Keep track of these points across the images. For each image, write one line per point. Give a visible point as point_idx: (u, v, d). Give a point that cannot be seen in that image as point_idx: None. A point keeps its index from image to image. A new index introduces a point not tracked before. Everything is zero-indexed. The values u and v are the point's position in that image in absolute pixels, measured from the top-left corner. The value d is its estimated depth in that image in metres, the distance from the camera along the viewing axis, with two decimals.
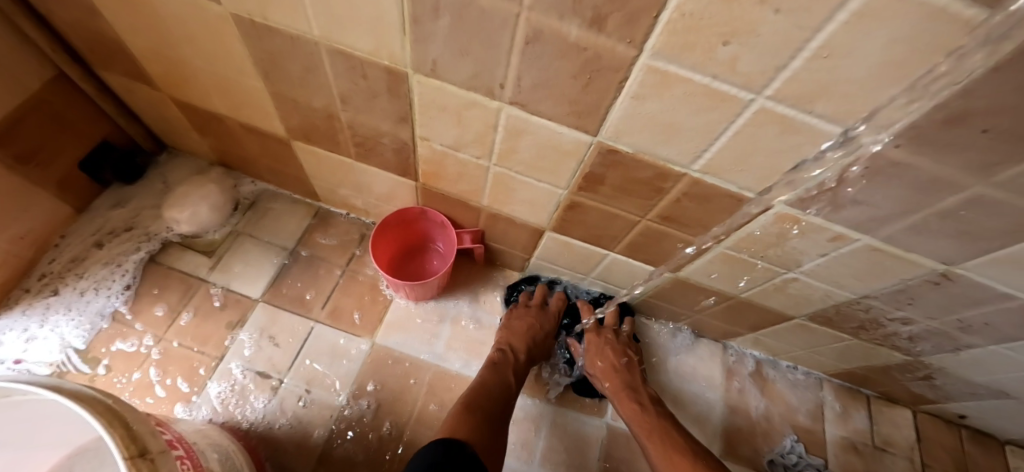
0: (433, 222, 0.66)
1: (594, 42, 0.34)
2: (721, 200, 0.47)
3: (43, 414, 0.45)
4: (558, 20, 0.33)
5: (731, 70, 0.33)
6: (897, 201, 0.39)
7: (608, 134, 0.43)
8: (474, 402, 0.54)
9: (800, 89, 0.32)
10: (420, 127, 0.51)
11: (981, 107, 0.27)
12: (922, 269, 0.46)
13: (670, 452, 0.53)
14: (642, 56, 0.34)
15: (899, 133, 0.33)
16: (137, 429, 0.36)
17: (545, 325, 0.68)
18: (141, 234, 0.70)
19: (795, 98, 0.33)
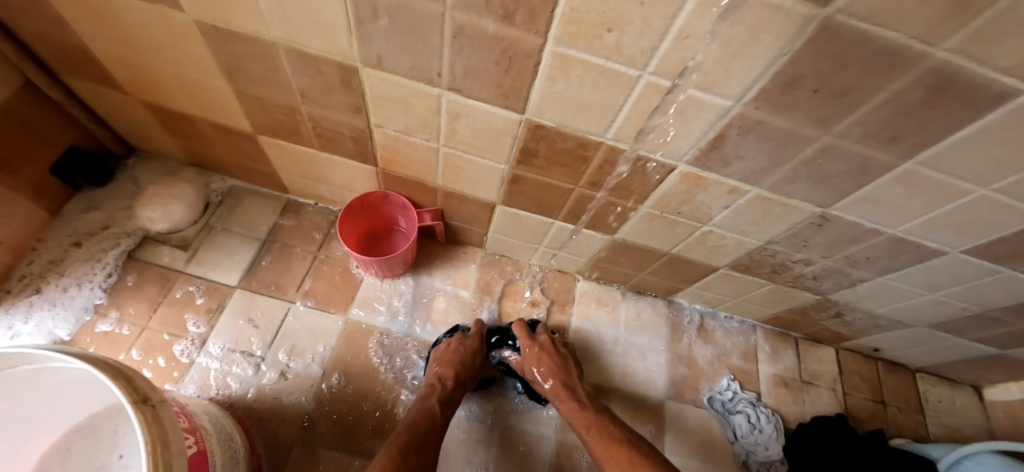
0: (396, 205, 0.73)
1: (508, 34, 0.41)
2: (636, 164, 0.55)
3: (44, 388, 0.50)
4: (475, 17, 0.40)
5: (618, 52, 0.41)
6: (769, 153, 0.48)
7: (533, 111, 0.50)
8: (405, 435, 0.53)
9: (672, 64, 0.41)
10: (373, 115, 0.57)
11: (808, 69, 0.38)
12: (804, 213, 0.56)
13: (608, 442, 0.56)
14: (548, 44, 0.41)
15: (754, 91, 0.42)
16: (138, 381, 0.43)
17: (471, 352, 0.68)
18: (119, 232, 0.74)
19: (671, 72, 0.42)
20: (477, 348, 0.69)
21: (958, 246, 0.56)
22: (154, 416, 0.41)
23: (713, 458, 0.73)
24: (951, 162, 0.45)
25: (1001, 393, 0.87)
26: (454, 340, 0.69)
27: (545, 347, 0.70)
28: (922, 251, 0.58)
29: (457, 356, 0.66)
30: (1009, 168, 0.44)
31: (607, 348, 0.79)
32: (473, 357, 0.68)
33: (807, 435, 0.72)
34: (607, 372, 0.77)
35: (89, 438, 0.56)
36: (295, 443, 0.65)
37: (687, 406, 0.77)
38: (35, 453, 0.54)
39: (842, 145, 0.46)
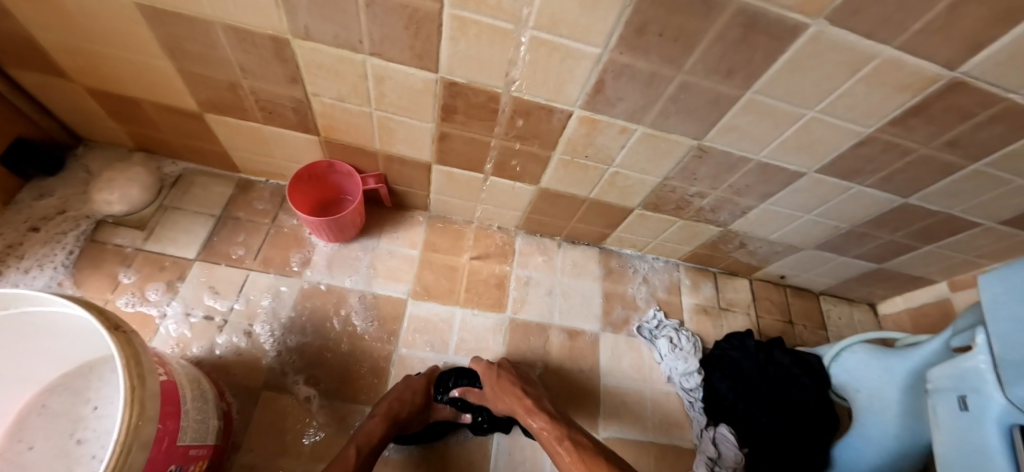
0: (342, 173, 0.80)
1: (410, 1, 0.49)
2: (540, 113, 0.64)
3: (20, 343, 0.56)
4: None
5: (502, 12, 0.49)
6: (641, 92, 0.59)
7: (445, 70, 0.59)
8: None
9: (547, 20, 0.50)
10: (309, 85, 0.65)
11: (649, 18, 0.48)
12: (684, 147, 0.66)
13: (577, 452, 0.58)
14: (445, 8, 0.50)
15: (613, 38, 0.51)
16: (109, 314, 0.50)
17: (415, 394, 0.69)
18: (76, 216, 0.79)
19: (547, 26, 0.51)
20: (424, 391, 0.70)
21: (811, 167, 0.68)
22: (125, 339, 0.49)
23: (642, 376, 0.84)
24: (777, 89, 0.56)
25: (889, 306, 1.00)
26: (409, 379, 0.71)
27: (509, 370, 0.72)
28: (786, 175, 0.70)
29: (408, 396, 0.68)
30: (822, 91, 0.55)
31: (547, 291, 0.87)
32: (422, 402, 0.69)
33: (722, 354, 0.83)
34: (548, 311, 0.86)
35: (64, 393, 0.61)
36: (263, 389, 0.72)
37: (620, 337, 0.87)
38: (13, 409, 0.59)
39: (694, 81, 0.56)
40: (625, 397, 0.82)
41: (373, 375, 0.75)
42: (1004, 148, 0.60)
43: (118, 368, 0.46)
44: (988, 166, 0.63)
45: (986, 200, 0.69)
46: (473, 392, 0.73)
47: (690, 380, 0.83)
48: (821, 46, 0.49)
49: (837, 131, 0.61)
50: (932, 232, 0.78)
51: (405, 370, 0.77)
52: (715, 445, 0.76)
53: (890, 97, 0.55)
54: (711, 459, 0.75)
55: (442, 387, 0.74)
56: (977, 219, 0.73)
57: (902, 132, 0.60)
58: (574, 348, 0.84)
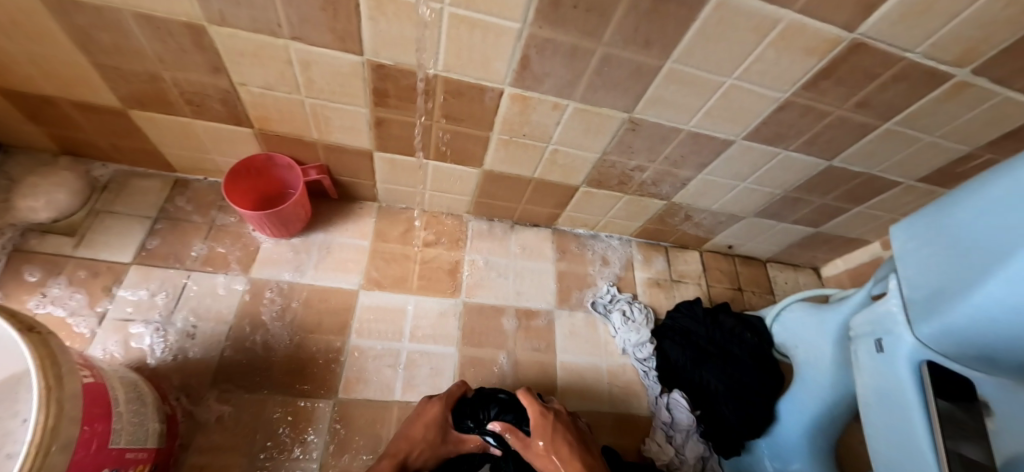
0: (282, 166, 0.78)
1: None
2: (472, 92, 0.64)
3: None
4: None
5: None
6: (567, 67, 0.60)
7: (370, 52, 0.59)
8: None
9: None
10: (234, 74, 0.63)
11: None
12: (617, 120, 0.68)
13: None
14: None
15: (531, 13, 0.52)
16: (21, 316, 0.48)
17: (429, 433, 0.62)
18: None
19: (464, 2, 0.51)
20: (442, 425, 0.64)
21: (738, 135, 0.70)
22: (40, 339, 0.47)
23: (597, 350, 0.86)
24: (694, 58, 0.58)
25: (831, 268, 1.05)
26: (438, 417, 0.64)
27: (559, 418, 0.63)
28: (717, 143, 0.72)
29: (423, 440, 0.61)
30: (736, 58, 0.58)
31: (500, 274, 0.88)
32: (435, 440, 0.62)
33: (673, 323, 0.86)
34: (503, 293, 0.87)
35: None
36: (210, 391, 0.69)
37: (574, 314, 0.88)
38: None
39: (615, 53, 0.57)
40: (583, 372, 0.83)
41: (325, 367, 0.74)
42: (909, 106, 0.64)
43: (32, 368, 0.45)
44: (897, 125, 0.67)
45: (900, 158, 0.74)
46: (514, 432, 0.64)
47: (643, 350, 0.84)
48: (728, 12, 0.51)
49: (756, 97, 0.64)
50: (859, 193, 0.82)
51: (359, 360, 0.76)
52: (668, 410, 0.79)
53: (800, 62, 0.58)
54: (666, 424, 0.78)
55: (475, 415, 0.66)
56: (896, 177, 0.78)
57: (816, 96, 0.63)
58: (530, 328, 0.85)
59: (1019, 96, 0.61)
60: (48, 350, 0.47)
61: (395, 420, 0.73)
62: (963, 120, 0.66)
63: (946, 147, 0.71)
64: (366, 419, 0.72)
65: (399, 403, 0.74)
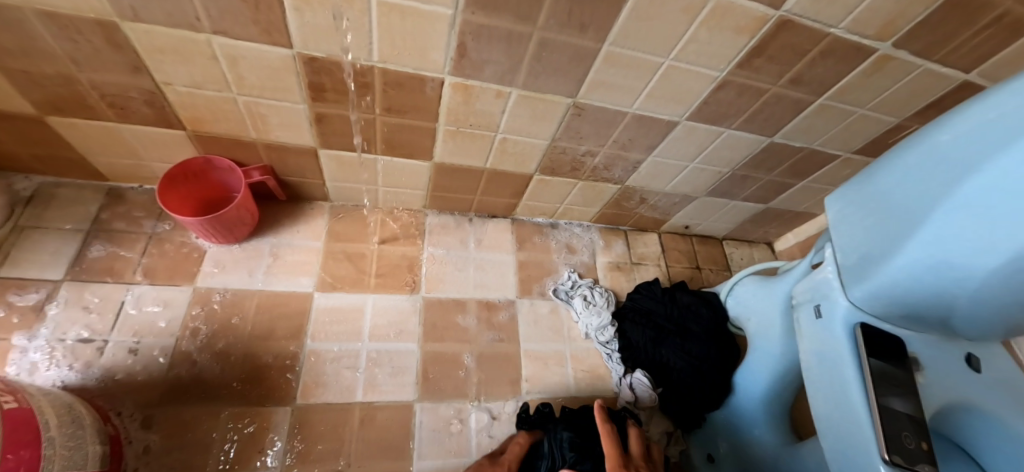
0: (222, 169, 0.75)
1: None
2: (412, 83, 0.63)
3: None
4: None
5: None
6: (506, 53, 0.59)
7: (299, 45, 0.56)
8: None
9: None
10: (157, 73, 0.60)
11: None
12: (561, 106, 0.68)
13: None
14: None
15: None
16: None
17: None
18: None
19: None
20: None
21: (681, 116, 0.72)
22: None
23: (559, 335, 0.87)
24: (629, 40, 0.58)
25: (784, 242, 1.10)
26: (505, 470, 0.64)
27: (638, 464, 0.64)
28: (662, 125, 0.73)
29: None
30: (670, 40, 0.58)
31: (461, 267, 0.89)
32: None
33: (632, 303, 0.88)
34: (463, 286, 0.87)
35: None
36: (159, 409, 0.66)
37: (535, 300, 0.90)
38: None
39: (551, 38, 0.57)
40: (547, 359, 0.84)
41: (281, 374, 0.72)
42: (839, 81, 0.66)
43: None
44: (830, 100, 0.70)
45: (837, 132, 0.77)
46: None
47: (606, 332, 0.86)
48: None
49: (694, 77, 0.65)
50: (802, 168, 0.85)
51: (317, 363, 0.75)
52: (631, 390, 0.81)
53: (732, 40, 0.59)
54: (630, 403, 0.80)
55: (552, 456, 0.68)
56: (834, 150, 0.81)
57: (751, 74, 0.64)
58: (493, 319, 0.85)
59: (939, 67, 0.64)
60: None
61: (357, 422, 0.72)
62: (890, 93, 0.68)
63: (878, 119, 0.74)
64: (328, 423, 0.71)
65: (361, 405, 0.73)
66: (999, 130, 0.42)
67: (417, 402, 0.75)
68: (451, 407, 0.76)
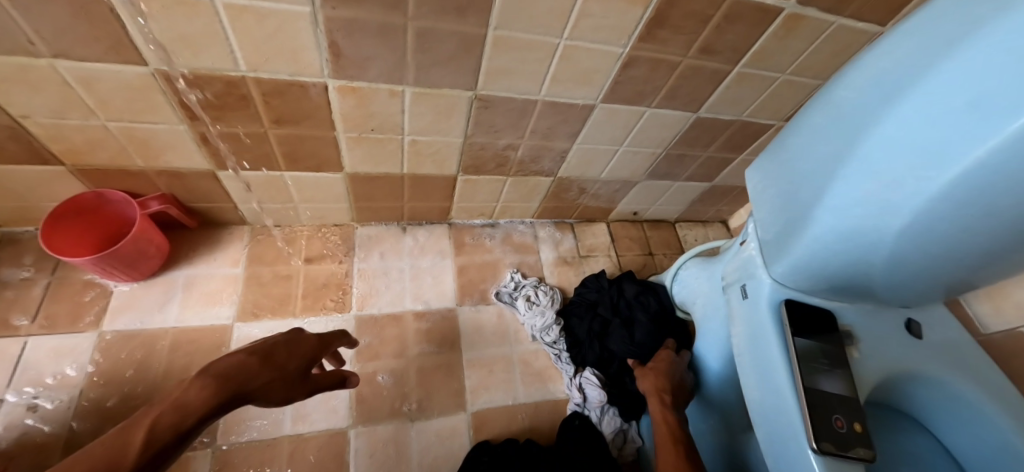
0: (118, 201, 0.71)
1: None
2: (293, 90, 0.58)
3: None
4: None
5: None
6: (388, 51, 0.54)
7: (156, 61, 0.52)
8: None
9: None
10: (8, 106, 0.54)
11: None
12: (464, 99, 0.64)
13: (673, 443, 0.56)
14: None
15: None
16: None
17: (295, 360, 0.47)
18: None
19: None
20: (309, 360, 0.50)
21: (596, 99, 0.68)
22: None
23: (504, 340, 0.84)
24: (514, 23, 0.53)
25: (738, 219, 1.07)
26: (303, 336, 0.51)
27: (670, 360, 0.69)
28: (578, 110, 0.69)
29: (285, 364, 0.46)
30: (558, 17, 0.53)
31: (398, 278, 0.86)
32: (289, 367, 0.46)
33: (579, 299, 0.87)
34: (400, 298, 0.84)
35: None
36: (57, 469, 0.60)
37: (477, 307, 0.87)
38: None
39: (430, 27, 0.52)
40: (492, 366, 0.81)
41: None
42: (750, 48, 0.62)
43: None
44: (748, 68, 0.65)
45: (764, 100, 0.73)
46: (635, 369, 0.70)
47: (552, 333, 0.84)
48: None
49: (598, 56, 0.60)
50: (738, 141, 0.82)
51: None
52: (581, 390, 0.79)
53: (626, 14, 0.54)
54: (579, 403, 0.78)
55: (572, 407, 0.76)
56: (766, 119, 0.77)
57: (659, 47, 0.60)
58: (432, 330, 0.82)
59: (854, 22, 0.59)
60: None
61: (286, 456, 0.67)
62: (808, 55, 0.64)
63: (803, 83, 0.70)
64: (252, 460, 0.66)
65: (289, 437, 0.69)
66: (896, 79, 0.38)
67: (351, 428, 0.71)
68: (387, 429, 0.72)
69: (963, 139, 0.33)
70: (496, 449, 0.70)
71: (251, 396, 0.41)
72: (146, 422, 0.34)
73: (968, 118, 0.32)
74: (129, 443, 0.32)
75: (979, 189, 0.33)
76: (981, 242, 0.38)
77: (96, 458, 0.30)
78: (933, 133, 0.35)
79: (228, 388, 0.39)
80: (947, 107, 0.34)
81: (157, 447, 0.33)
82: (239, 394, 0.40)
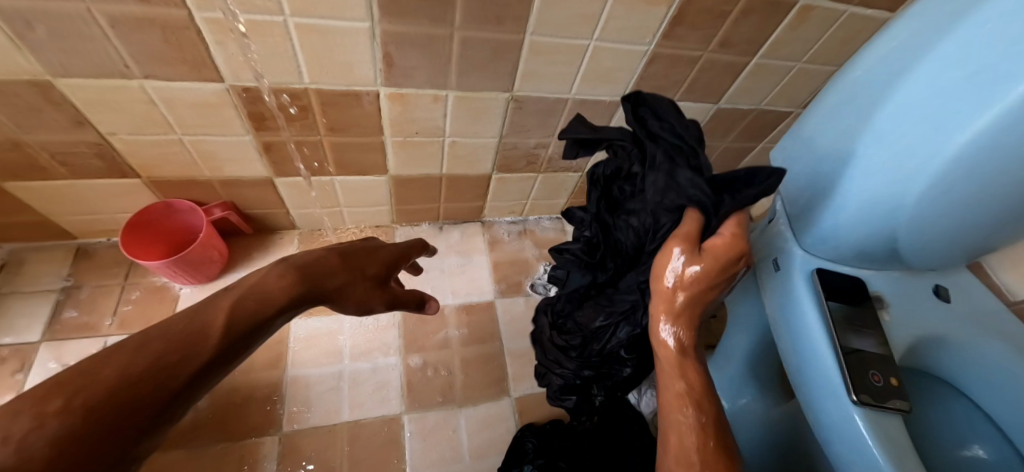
0: (184, 210, 0.77)
1: (155, 12, 0.49)
2: (348, 99, 0.64)
3: None
4: (111, 2, 0.47)
5: (249, 4, 0.49)
6: (434, 59, 0.60)
7: (230, 78, 0.58)
8: (142, 370, 0.30)
9: (300, 3, 0.50)
10: (99, 125, 0.61)
11: None
12: (501, 101, 0.69)
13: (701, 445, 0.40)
14: (193, 10, 0.49)
15: (376, 6, 0.51)
16: None
17: (372, 267, 0.51)
18: None
19: (304, 11, 0.51)
20: (388, 271, 0.53)
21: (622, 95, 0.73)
22: None
23: None
24: (549, 28, 0.58)
25: (760, 208, 1.10)
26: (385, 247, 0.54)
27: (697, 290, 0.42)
28: (605, 106, 0.74)
29: (361, 272, 0.49)
30: (588, 21, 0.58)
31: (437, 274, 0.91)
32: (367, 272, 0.50)
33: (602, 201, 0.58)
34: (440, 293, 0.89)
35: None
36: None
37: (514, 299, 0.91)
38: None
39: (472, 35, 0.57)
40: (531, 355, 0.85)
41: (263, 405, 0.73)
42: (767, 39, 0.66)
43: None
44: (765, 59, 0.69)
45: (780, 90, 0.77)
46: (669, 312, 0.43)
47: None
48: None
49: (624, 55, 0.65)
50: (756, 129, 0.86)
51: (299, 390, 0.75)
52: None
53: (651, 14, 0.59)
54: None
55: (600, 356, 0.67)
56: (783, 108, 0.81)
57: (678, 43, 0.64)
58: (472, 321, 0.87)
59: (865, 10, 0.63)
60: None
61: (345, 441, 0.72)
62: (821, 44, 0.68)
63: (817, 70, 0.74)
64: (314, 446, 0.71)
65: (347, 424, 0.73)
66: (904, 58, 0.42)
67: (405, 414, 0.75)
68: (436, 415, 0.76)
69: (969, 104, 0.37)
70: (542, 430, 0.74)
71: (331, 293, 0.46)
72: (223, 319, 0.36)
73: (972, 87, 0.36)
74: (208, 327, 0.35)
75: (989, 151, 0.37)
76: (998, 202, 0.41)
77: (174, 339, 0.33)
78: (942, 100, 0.39)
79: (305, 282, 0.43)
80: (953, 79, 0.38)
81: (233, 331, 0.36)
82: (319, 289, 0.44)
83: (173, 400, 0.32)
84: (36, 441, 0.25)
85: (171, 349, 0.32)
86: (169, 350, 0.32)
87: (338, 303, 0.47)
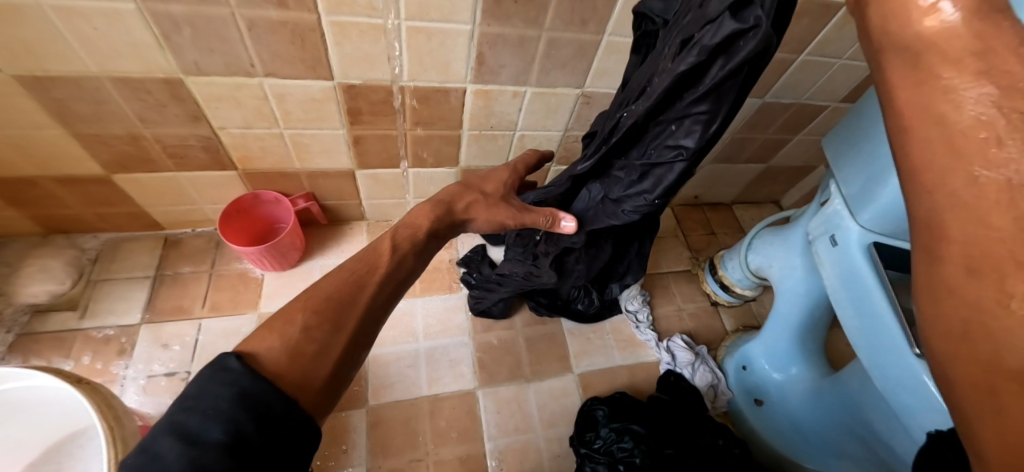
0: (270, 200, 0.83)
1: (290, 16, 0.54)
2: (437, 95, 0.70)
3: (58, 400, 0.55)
4: (256, 7, 0.52)
5: (374, 8, 0.55)
6: (521, 57, 0.66)
7: (340, 75, 0.63)
8: (347, 284, 0.41)
9: (419, 7, 0.56)
10: (213, 119, 0.67)
11: None
12: (571, 96, 0.75)
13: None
14: (323, 15, 0.54)
15: (481, 8, 0.57)
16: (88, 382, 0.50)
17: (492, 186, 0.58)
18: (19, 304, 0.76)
19: (419, 15, 0.57)
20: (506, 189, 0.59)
21: None
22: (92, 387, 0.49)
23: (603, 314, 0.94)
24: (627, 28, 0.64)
25: (790, 198, 1.17)
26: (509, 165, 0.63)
27: None
28: None
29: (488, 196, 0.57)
30: None
31: None
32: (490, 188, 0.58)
33: None
34: None
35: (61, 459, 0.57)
36: None
37: None
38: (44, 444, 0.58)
39: (558, 36, 0.63)
40: (590, 334, 0.91)
41: None
42: (815, 37, 0.72)
43: (91, 411, 0.47)
44: (811, 56, 0.76)
45: (822, 83, 0.83)
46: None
47: (634, 301, 0.95)
48: None
49: None
50: (796, 122, 0.92)
51: (381, 367, 0.81)
52: (669, 351, 0.90)
53: None
54: (670, 363, 0.88)
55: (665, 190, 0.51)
56: (822, 102, 0.88)
57: None
58: None
59: None
60: (101, 398, 0.49)
61: (427, 413, 0.77)
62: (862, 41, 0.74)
63: (856, 65, 0.80)
64: (399, 417, 0.76)
65: (428, 398, 0.79)
66: None
67: (478, 389, 0.81)
68: (508, 389, 0.82)
69: None
70: (613, 396, 0.79)
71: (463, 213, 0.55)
72: (386, 245, 0.47)
73: None
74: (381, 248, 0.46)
75: None
76: None
77: (361, 263, 0.44)
78: None
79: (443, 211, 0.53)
80: None
81: (397, 250, 0.47)
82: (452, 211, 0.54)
83: (369, 308, 0.41)
84: (291, 332, 0.36)
85: (359, 267, 0.43)
86: (356, 271, 0.42)
87: (472, 222, 0.56)
